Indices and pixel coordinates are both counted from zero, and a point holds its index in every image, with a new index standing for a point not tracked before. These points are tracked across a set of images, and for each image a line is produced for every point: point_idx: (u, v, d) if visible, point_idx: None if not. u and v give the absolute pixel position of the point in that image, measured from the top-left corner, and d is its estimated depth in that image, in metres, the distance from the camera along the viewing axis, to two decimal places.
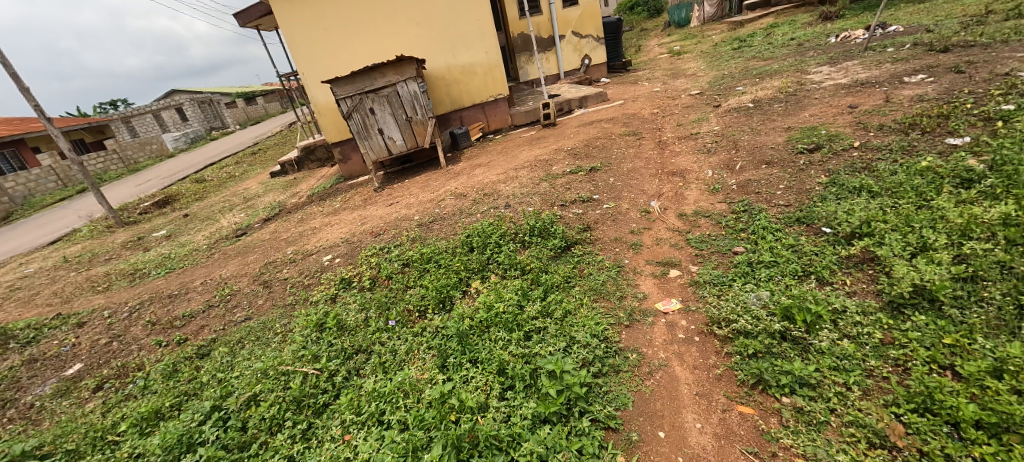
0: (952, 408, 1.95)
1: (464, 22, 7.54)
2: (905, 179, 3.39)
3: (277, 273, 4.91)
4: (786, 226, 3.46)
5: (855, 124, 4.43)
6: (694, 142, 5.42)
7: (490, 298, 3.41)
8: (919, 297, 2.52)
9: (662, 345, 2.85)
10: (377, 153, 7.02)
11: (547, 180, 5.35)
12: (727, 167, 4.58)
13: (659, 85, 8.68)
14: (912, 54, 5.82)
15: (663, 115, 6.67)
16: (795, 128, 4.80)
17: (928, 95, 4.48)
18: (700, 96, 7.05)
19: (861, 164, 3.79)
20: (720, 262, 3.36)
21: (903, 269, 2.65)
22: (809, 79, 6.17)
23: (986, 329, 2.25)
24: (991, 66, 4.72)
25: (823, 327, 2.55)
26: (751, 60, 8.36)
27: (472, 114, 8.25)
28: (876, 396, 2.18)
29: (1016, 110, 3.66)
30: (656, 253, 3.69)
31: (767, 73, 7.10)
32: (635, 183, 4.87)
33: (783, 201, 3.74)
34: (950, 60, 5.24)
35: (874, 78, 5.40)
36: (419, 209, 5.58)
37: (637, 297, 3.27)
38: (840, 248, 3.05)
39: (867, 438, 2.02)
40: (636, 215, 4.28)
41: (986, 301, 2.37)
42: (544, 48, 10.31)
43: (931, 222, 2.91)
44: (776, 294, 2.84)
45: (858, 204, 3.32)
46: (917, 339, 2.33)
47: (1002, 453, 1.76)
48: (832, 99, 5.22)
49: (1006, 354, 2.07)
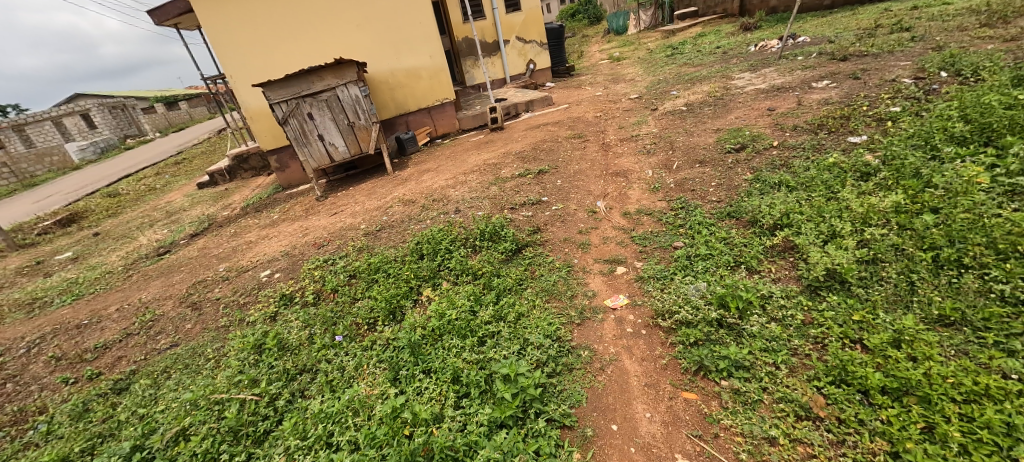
0: (861, 378, 2.20)
1: (408, 25, 7.38)
2: (816, 174, 3.75)
3: (208, 293, 4.51)
4: (719, 220, 3.71)
5: (773, 125, 4.85)
6: (635, 143, 5.68)
7: (442, 306, 3.33)
8: (832, 279, 2.80)
9: (612, 340, 2.95)
10: (318, 161, 6.68)
11: (497, 183, 5.36)
12: (666, 167, 4.84)
13: (601, 90, 9.01)
14: (818, 62, 6.50)
15: (605, 118, 6.93)
16: (723, 130, 5.17)
17: (832, 99, 5.02)
18: (640, 100, 7.41)
19: (780, 161, 4.15)
20: (662, 257, 3.53)
21: (817, 254, 2.94)
22: (733, 84, 6.69)
23: (886, 304, 2.55)
24: (880, 73, 5.38)
25: (753, 312, 2.76)
26: (683, 66, 8.93)
27: (418, 119, 8.07)
28: (800, 373, 2.40)
29: (901, 111, 4.19)
30: (604, 252, 3.81)
31: (697, 79, 7.59)
32: (582, 184, 5.01)
33: (716, 197, 4.01)
34: (848, 68, 5.90)
35: (787, 85, 5.95)
36: (366, 218, 5.36)
37: (587, 295, 3.35)
38: (765, 238, 3.32)
39: (794, 412, 2.22)
40: (583, 215, 4.40)
41: (885, 280, 2.68)
42: (489, 53, 10.35)
43: (838, 212, 3.24)
44: (713, 285, 3.03)
45: (778, 198, 3.62)
46: (832, 318, 2.59)
47: (903, 415, 2.01)
48: (753, 103, 5.68)
49: (902, 326, 2.35)
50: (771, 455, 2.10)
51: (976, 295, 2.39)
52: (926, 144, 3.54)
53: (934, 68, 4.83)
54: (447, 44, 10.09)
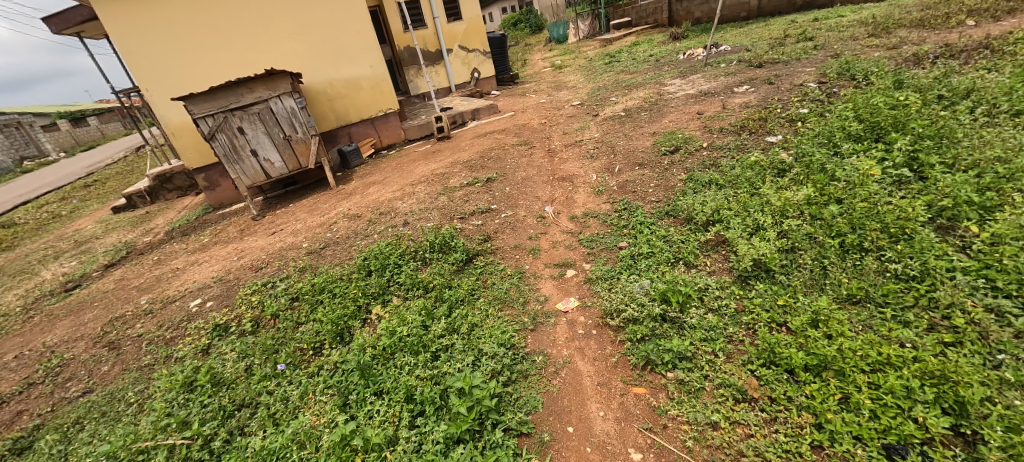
0: (787, 358, 2.41)
1: (345, 35, 7.15)
2: (741, 172, 4.06)
3: (128, 329, 4.06)
4: (658, 219, 3.91)
5: (703, 128, 5.21)
6: (579, 148, 5.86)
7: (392, 324, 3.22)
8: (758, 269, 3.04)
9: (564, 343, 3.01)
10: (253, 177, 6.28)
11: (446, 193, 5.31)
12: (608, 171, 5.04)
13: (545, 97, 9.23)
14: (738, 69, 7.08)
15: (550, 125, 7.10)
16: (659, 133, 5.47)
17: (751, 102, 5.49)
18: (582, 107, 7.67)
19: (710, 161, 4.46)
20: (608, 258, 3.66)
21: (744, 247, 3.17)
22: (666, 90, 7.12)
23: (805, 288, 2.80)
24: (790, 78, 5.96)
25: (692, 305, 2.93)
26: (621, 74, 9.37)
27: (362, 130, 7.83)
28: (736, 358, 2.58)
29: (808, 113, 4.65)
30: (553, 256, 3.88)
31: (633, 85, 8.00)
32: (530, 190, 5.09)
33: (655, 198, 4.23)
34: (763, 74, 6.48)
35: (712, 90, 6.42)
36: (308, 235, 5.09)
37: (539, 300, 3.40)
38: (700, 234, 3.54)
39: (733, 396, 2.39)
40: (532, 221, 4.47)
41: (803, 266, 2.95)
42: (433, 62, 10.27)
43: (760, 206, 3.53)
44: (655, 281, 3.17)
45: (709, 196, 3.88)
46: (760, 304, 2.81)
47: (823, 388, 2.23)
48: (684, 107, 6.07)
49: (818, 307, 2.60)
50: (714, 439, 2.23)
51: (875, 274, 2.70)
52: (829, 142, 3.96)
53: (833, 73, 5.42)
54: (388, 53, 9.90)
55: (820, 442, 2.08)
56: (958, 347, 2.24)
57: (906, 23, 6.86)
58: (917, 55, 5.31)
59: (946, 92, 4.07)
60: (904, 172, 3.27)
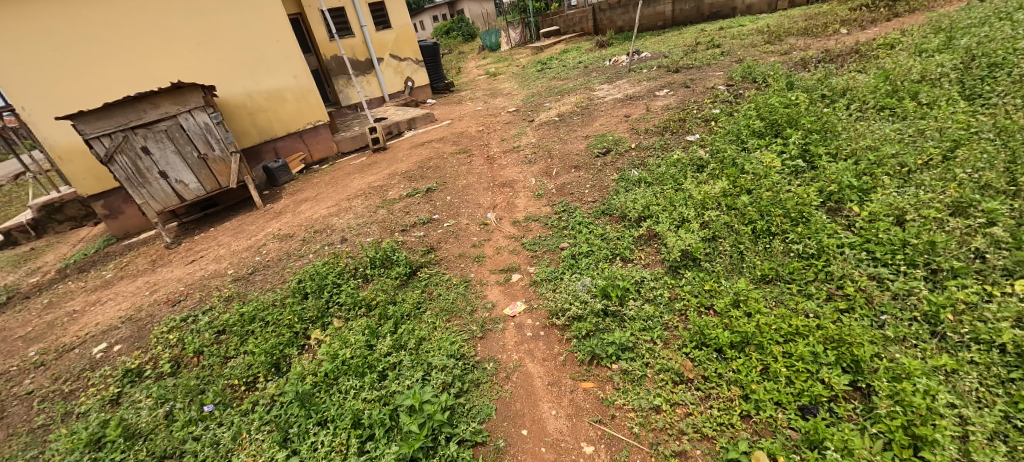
0: (715, 338, 2.63)
1: (264, 45, 6.71)
2: (666, 169, 4.37)
3: (11, 388, 3.47)
4: (596, 219, 4.09)
5: (630, 130, 5.54)
6: (517, 154, 5.97)
7: (334, 347, 3.05)
8: (686, 259, 3.28)
9: (514, 347, 3.04)
10: (163, 202, 5.67)
11: (385, 206, 5.16)
12: (546, 174, 5.18)
13: (482, 104, 9.30)
14: (659, 74, 7.63)
15: (488, 132, 7.16)
16: (591, 136, 5.73)
17: (671, 105, 5.93)
18: (518, 113, 7.83)
19: (638, 161, 4.75)
20: (551, 259, 3.76)
21: (673, 238, 3.42)
22: (596, 95, 7.48)
23: (726, 272, 3.08)
24: (703, 82, 6.52)
25: (630, 297, 3.10)
26: (553, 80, 9.70)
27: (289, 144, 7.38)
28: (672, 343, 2.77)
29: (720, 113, 5.12)
30: (498, 262, 3.91)
31: (565, 91, 8.31)
32: (472, 197, 5.09)
33: (591, 198, 4.42)
34: (680, 78, 7.03)
35: (637, 94, 6.85)
36: (234, 261, 4.69)
37: (486, 307, 3.41)
38: (633, 230, 3.76)
39: (672, 379, 2.55)
40: (475, 229, 4.47)
41: (723, 253, 3.23)
42: (363, 71, 9.95)
43: (684, 201, 3.82)
44: (596, 278, 3.31)
45: (640, 194, 4.13)
46: (690, 291, 3.04)
47: (746, 362, 2.46)
48: (613, 111, 6.42)
49: (738, 289, 2.87)
50: (657, 422, 2.38)
51: (782, 255, 3.03)
52: (738, 139, 4.39)
53: (738, 77, 6.01)
54: (313, 63, 9.41)
55: (747, 412, 2.30)
56: (850, 312, 2.58)
57: (794, 31, 7.79)
58: (804, 60, 6.05)
59: (827, 91, 4.68)
60: (799, 163, 3.71)
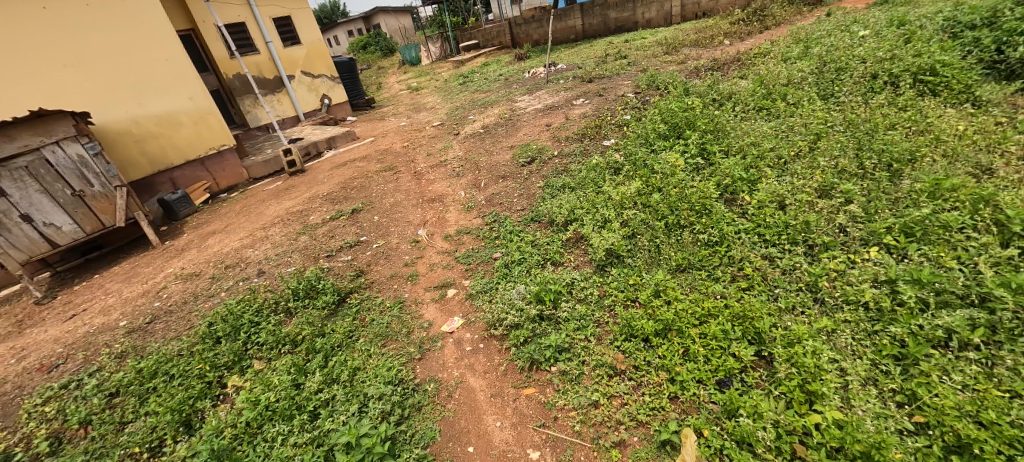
0: (642, 328, 2.81)
1: (149, 64, 6.03)
2: (586, 174, 4.62)
3: None
4: (526, 226, 4.19)
5: (552, 138, 5.78)
6: (445, 168, 5.95)
7: (256, 392, 2.78)
8: (611, 257, 3.49)
9: (454, 363, 3.00)
10: (29, 250, 4.82)
11: (307, 232, 4.85)
12: (475, 186, 5.22)
13: (405, 119, 9.15)
14: (574, 84, 8.07)
15: (414, 147, 7.06)
16: (516, 146, 5.89)
17: (587, 113, 6.29)
18: (443, 127, 7.81)
19: (561, 168, 4.97)
20: (485, 271, 3.78)
21: (597, 239, 3.61)
22: (518, 106, 7.71)
23: (646, 266, 3.31)
24: (614, 90, 7.02)
25: (563, 299, 3.21)
26: (476, 93, 9.84)
27: (189, 173, 6.67)
28: (605, 339, 2.91)
29: (630, 119, 5.53)
30: (432, 279, 3.86)
31: (488, 103, 8.47)
32: (401, 215, 4.98)
33: (520, 207, 4.53)
34: (594, 88, 7.51)
35: (556, 104, 7.18)
36: (127, 310, 4.09)
37: (423, 327, 3.34)
38: (561, 234, 3.91)
39: (607, 372, 2.68)
40: (407, 247, 4.37)
41: (643, 247, 3.48)
42: (273, 90, 9.30)
43: (605, 202, 4.06)
44: (529, 285, 3.39)
45: (564, 199, 4.32)
46: (616, 287, 3.23)
47: (670, 347, 2.66)
48: (535, 121, 6.66)
49: (657, 280, 3.10)
50: (597, 416, 2.48)
51: (692, 245, 3.34)
52: (647, 142, 4.78)
53: (644, 85, 6.55)
54: (213, 83, 8.59)
55: (675, 393, 2.48)
56: (750, 289, 2.91)
57: (687, 43, 8.69)
58: (696, 68, 6.77)
59: (716, 96, 5.27)
60: (699, 161, 4.14)
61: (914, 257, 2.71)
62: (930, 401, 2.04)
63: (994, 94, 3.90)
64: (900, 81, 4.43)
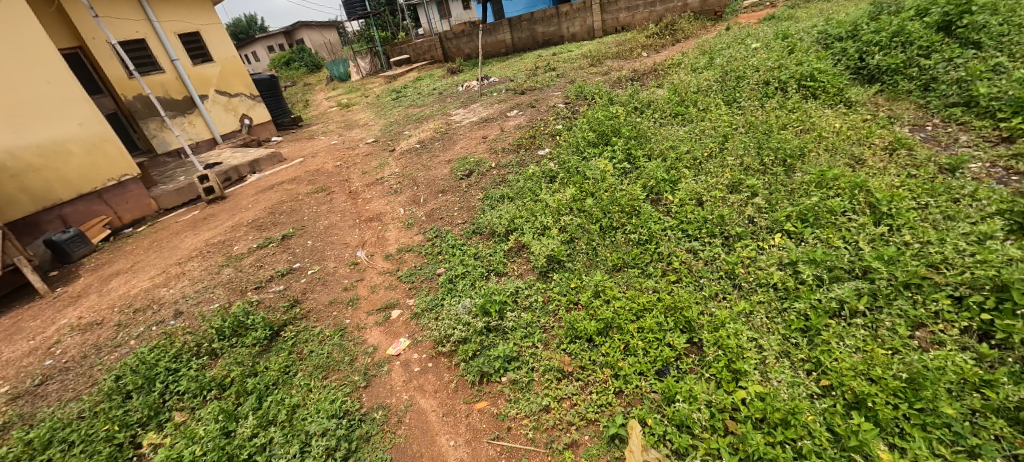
0: (585, 329, 2.92)
1: (26, 87, 5.26)
2: (524, 183, 4.73)
3: None
4: (468, 239, 4.20)
5: (489, 150, 5.86)
6: (381, 185, 5.80)
7: (177, 448, 2.50)
8: (553, 262, 3.59)
9: (402, 386, 2.92)
10: None
11: (231, 263, 4.49)
12: (415, 202, 5.14)
13: (337, 137, 8.80)
14: (507, 97, 8.27)
15: (347, 166, 6.81)
16: (453, 160, 5.90)
17: (521, 124, 6.46)
18: (377, 143, 7.62)
19: (499, 179, 5.05)
20: (429, 287, 3.73)
21: (537, 246, 3.71)
22: (453, 120, 7.73)
23: (585, 268, 3.46)
24: (545, 102, 7.29)
25: (508, 309, 3.25)
26: (411, 108, 9.73)
27: (84, 208, 5.88)
28: (551, 343, 2.99)
29: (562, 128, 5.77)
30: (374, 301, 3.73)
31: (423, 118, 8.40)
32: (337, 238, 4.77)
33: (461, 220, 4.53)
34: (526, 99, 7.74)
35: (490, 116, 7.30)
36: (7, 373, 3.49)
37: (367, 352, 3.21)
38: (503, 244, 3.97)
39: (556, 376, 2.75)
40: (345, 271, 4.19)
41: (581, 251, 3.63)
42: (184, 111, 8.51)
43: (543, 210, 4.18)
44: (475, 298, 3.39)
45: (504, 209, 4.40)
46: (559, 291, 3.33)
47: (612, 344, 2.79)
48: (471, 134, 6.72)
49: (596, 280, 3.25)
50: (548, 421, 2.53)
51: (625, 245, 3.55)
52: (578, 150, 5.01)
53: (572, 95, 6.87)
54: (108, 105, 7.66)
55: (619, 388, 2.60)
56: (678, 282, 3.15)
57: (610, 55, 9.27)
58: (619, 79, 7.24)
59: (637, 104, 5.67)
60: (626, 165, 4.42)
61: (809, 240, 3.10)
62: (831, 365, 2.33)
63: (859, 96, 4.60)
64: (787, 86, 5.06)
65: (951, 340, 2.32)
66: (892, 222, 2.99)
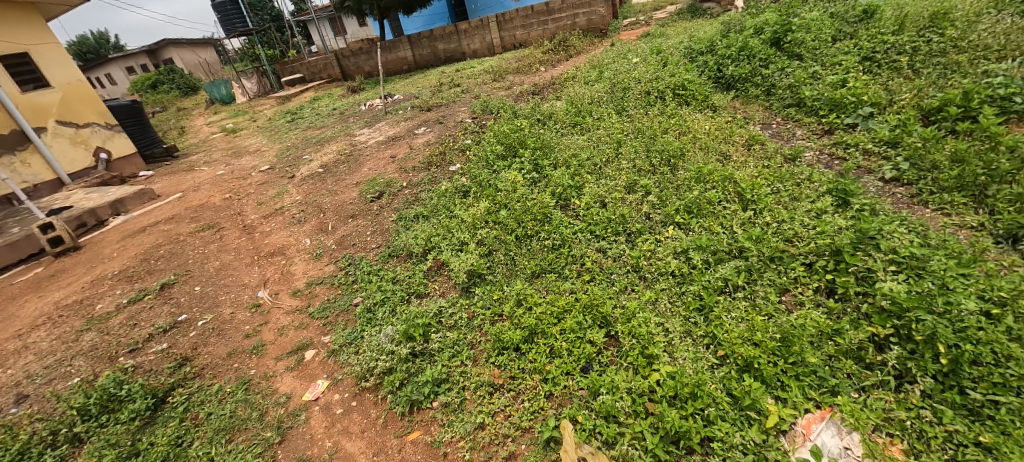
0: (511, 339, 2.96)
1: None
2: (438, 200, 4.68)
3: None
4: (384, 263, 4.03)
5: (399, 170, 5.71)
6: (282, 215, 5.31)
7: None
8: (474, 277, 3.60)
9: (324, 433, 2.67)
10: None
11: (93, 327, 3.75)
12: (322, 231, 4.80)
13: (224, 166, 7.88)
14: (414, 114, 8.16)
15: (239, 198, 6.11)
16: (362, 182, 5.63)
17: (430, 141, 6.42)
18: (273, 170, 6.98)
19: (412, 198, 4.94)
20: (346, 320, 3.49)
21: (457, 262, 3.69)
22: (357, 140, 7.39)
23: (506, 279, 3.52)
24: (452, 117, 7.33)
25: (433, 331, 3.17)
26: (309, 129, 9.10)
27: None
28: (480, 358, 2.97)
29: (471, 143, 5.84)
30: (283, 345, 3.38)
31: (325, 140, 7.91)
32: (232, 280, 4.25)
33: (375, 244, 4.34)
34: (433, 116, 7.70)
35: (398, 134, 7.13)
36: None
37: (279, 403, 2.89)
38: (422, 264, 3.88)
39: (487, 391, 2.74)
40: (245, 316, 3.75)
41: (501, 262, 3.69)
42: (13, 148, 6.93)
43: (459, 225, 4.18)
44: (397, 324, 3.26)
45: (420, 228, 4.31)
46: (483, 305, 3.34)
47: (538, 349, 2.87)
48: (378, 153, 6.49)
49: (517, 289, 3.32)
50: (484, 438, 2.51)
51: (541, 251, 3.68)
52: (488, 163, 5.11)
53: (478, 110, 7.01)
54: None
55: (549, 391, 2.67)
56: (592, 280, 3.35)
57: (511, 70, 9.65)
58: (521, 92, 7.57)
59: (540, 116, 5.98)
60: (534, 175, 4.62)
61: (696, 229, 3.51)
62: (724, 337, 2.65)
63: (720, 102, 5.37)
64: (665, 95, 5.73)
65: (808, 299, 2.79)
66: (755, 207, 3.52)
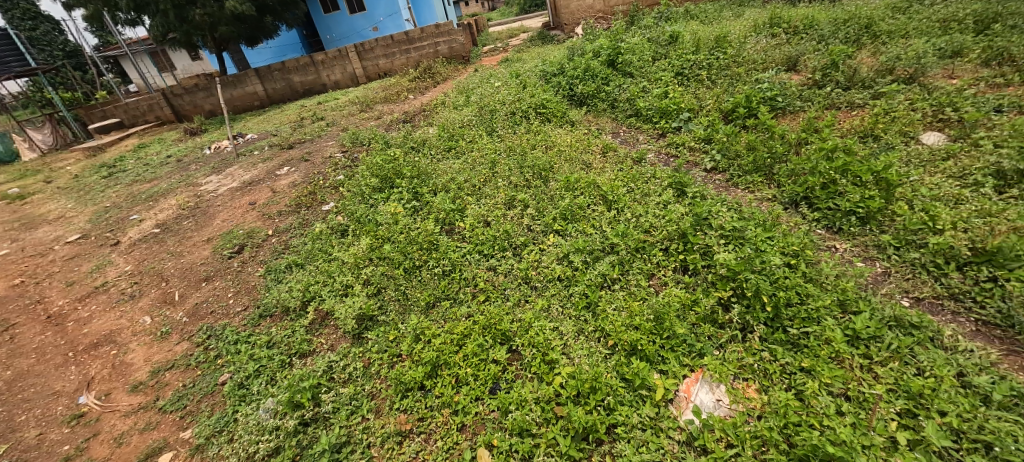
0: (413, 378, 2.81)
1: None
2: (312, 245, 4.27)
3: None
4: (254, 327, 3.50)
5: (261, 217, 5.07)
6: (105, 294, 4.27)
7: None
8: (364, 320, 3.35)
9: None
10: None
11: None
12: (166, 303, 3.98)
13: (9, 243, 6.05)
14: (273, 153, 7.37)
15: (34, 282, 4.73)
16: (214, 237, 4.85)
17: (296, 181, 5.86)
18: (86, 240, 5.59)
19: (281, 247, 4.42)
20: (212, 404, 2.92)
21: (343, 309, 3.39)
22: (204, 190, 6.38)
23: (399, 316, 3.35)
24: (319, 153, 6.82)
25: (325, 390, 2.84)
26: (136, 184, 7.56)
27: None
28: (383, 407, 2.76)
29: (344, 178, 5.50)
30: (125, 457, 2.68)
31: (159, 194, 6.64)
32: (34, 391, 3.24)
33: (239, 307, 3.75)
34: (297, 153, 7.07)
35: (256, 178, 6.36)
36: None
37: None
38: (302, 319, 3.47)
39: (396, 441, 2.55)
40: (59, 435, 2.87)
41: (392, 299, 3.50)
42: None
43: (340, 268, 3.86)
44: (279, 393, 2.84)
45: (294, 279, 3.86)
46: (378, 349, 3.11)
47: (443, 382, 2.77)
48: (233, 202, 5.68)
49: (413, 325, 3.18)
50: None
51: (432, 279, 3.60)
52: (365, 197, 4.86)
53: (348, 143, 6.66)
54: None
55: (461, 422, 2.59)
56: (487, 299, 3.38)
57: (379, 99, 9.42)
58: (392, 121, 7.42)
59: (413, 144, 5.93)
60: (414, 203, 4.53)
61: (573, 233, 3.81)
62: (610, 328, 2.89)
63: (576, 117, 5.99)
64: (528, 114, 6.17)
65: (670, 279, 3.22)
66: (617, 206, 3.98)
